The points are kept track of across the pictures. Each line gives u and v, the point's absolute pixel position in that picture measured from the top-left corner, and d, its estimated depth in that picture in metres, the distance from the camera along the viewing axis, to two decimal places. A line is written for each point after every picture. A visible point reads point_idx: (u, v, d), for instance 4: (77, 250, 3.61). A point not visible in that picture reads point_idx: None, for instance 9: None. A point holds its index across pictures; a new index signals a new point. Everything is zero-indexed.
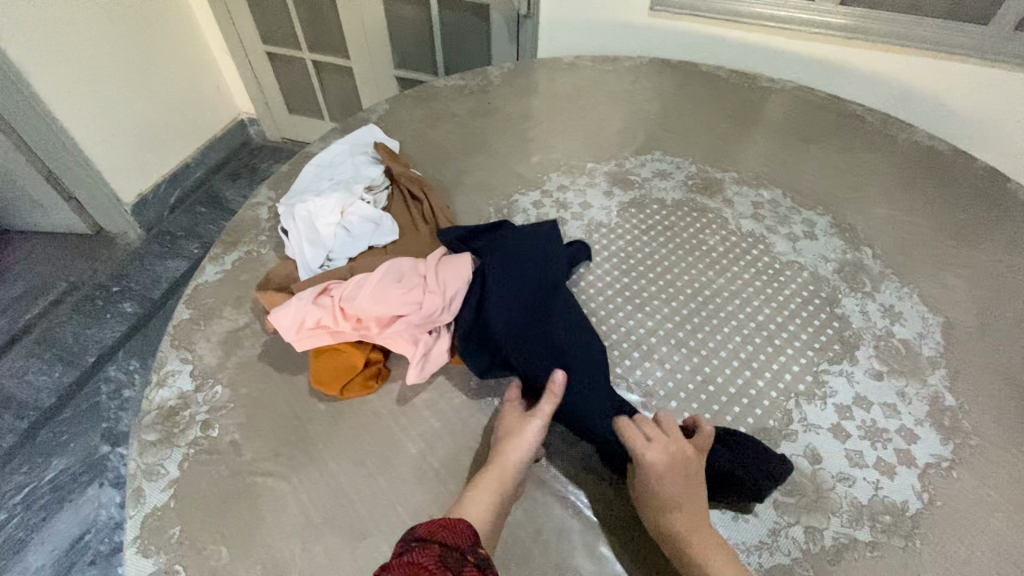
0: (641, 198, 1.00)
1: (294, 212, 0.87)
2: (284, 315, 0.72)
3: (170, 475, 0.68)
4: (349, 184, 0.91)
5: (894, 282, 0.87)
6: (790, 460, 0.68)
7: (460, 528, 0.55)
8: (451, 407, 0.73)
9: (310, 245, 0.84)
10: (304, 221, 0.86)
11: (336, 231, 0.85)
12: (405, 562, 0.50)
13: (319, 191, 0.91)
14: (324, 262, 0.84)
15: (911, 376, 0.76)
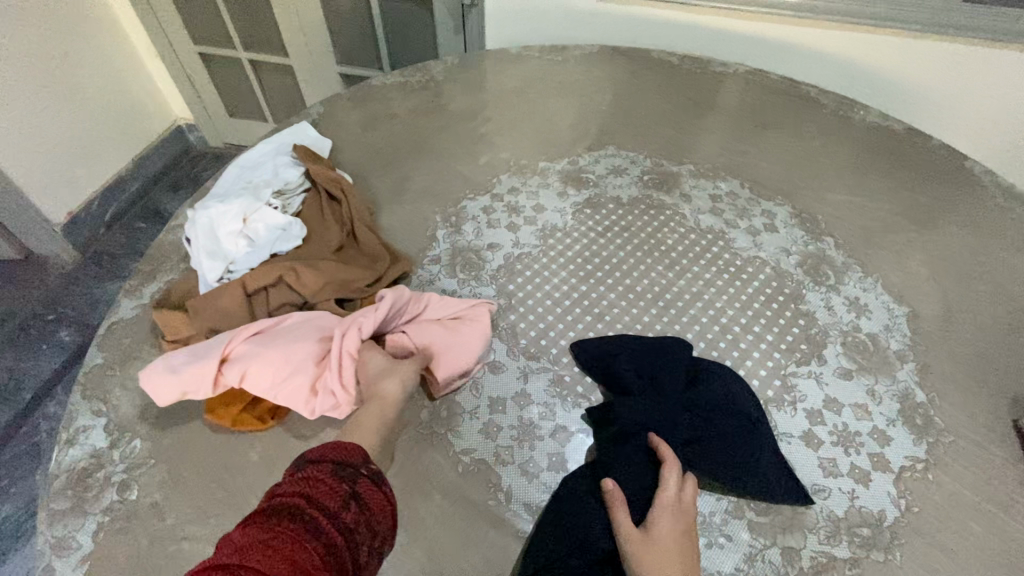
0: (597, 198, 0.95)
1: (195, 218, 0.79)
2: (180, 393, 0.65)
3: (83, 549, 0.60)
4: (259, 187, 0.82)
5: (857, 273, 0.84)
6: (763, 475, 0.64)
7: (350, 448, 0.55)
8: (401, 446, 0.67)
9: (208, 256, 0.77)
10: (205, 229, 0.79)
11: (238, 240, 0.78)
12: (297, 482, 0.51)
13: (227, 194, 0.83)
14: (224, 275, 0.77)
15: (880, 373, 0.73)
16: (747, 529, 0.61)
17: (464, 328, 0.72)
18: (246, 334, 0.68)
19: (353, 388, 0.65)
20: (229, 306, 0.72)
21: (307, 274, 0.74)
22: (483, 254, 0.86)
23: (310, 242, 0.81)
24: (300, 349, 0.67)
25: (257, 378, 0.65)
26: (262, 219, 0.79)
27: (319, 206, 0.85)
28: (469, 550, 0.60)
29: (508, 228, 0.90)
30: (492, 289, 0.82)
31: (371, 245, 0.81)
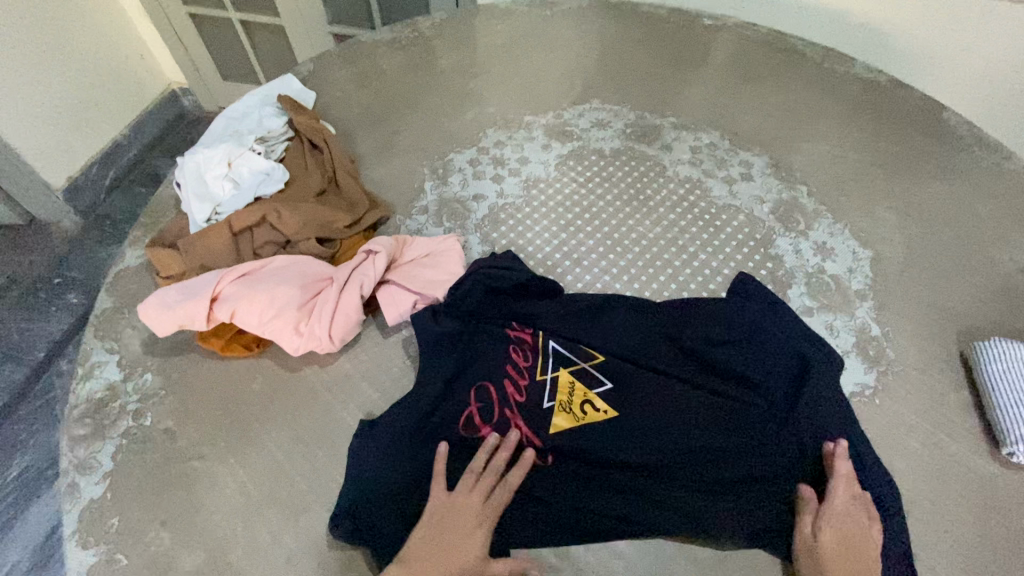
0: (580, 149, 0.97)
1: (184, 164, 0.84)
2: (169, 325, 0.69)
3: (104, 467, 0.67)
4: (243, 136, 0.86)
5: (826, 219, 0.88)
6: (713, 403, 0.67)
7: None
8: (390, 377, 0.73)
9: (197, 198, 0.82)
10: (193, 174, 0.83)
11: (224, 184, 0.83)
12: None
13: (214, 142, 0.87)
14: (211, 216, 0.81)
15: (839, 310, 0.78)
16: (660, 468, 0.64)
17: (440, 261, 0.78)
18: (234, 275, 0.71)
19: (336, 329, 0.69)
20: (215, 244, 0.76)
21: (289, 214, 0.78)
22: (469, 204, 0.90)
23: (294, 186, 0.85)
24: (285, 292, 0.70)
25: (245, 316, 0.69)
26: (246, 163, 0.83)
27: (303, 154, 0.89)
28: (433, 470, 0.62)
29: (493, 179, 0.93)
30: (477, 236, 0.86)
31: (350, 190, 0.85)
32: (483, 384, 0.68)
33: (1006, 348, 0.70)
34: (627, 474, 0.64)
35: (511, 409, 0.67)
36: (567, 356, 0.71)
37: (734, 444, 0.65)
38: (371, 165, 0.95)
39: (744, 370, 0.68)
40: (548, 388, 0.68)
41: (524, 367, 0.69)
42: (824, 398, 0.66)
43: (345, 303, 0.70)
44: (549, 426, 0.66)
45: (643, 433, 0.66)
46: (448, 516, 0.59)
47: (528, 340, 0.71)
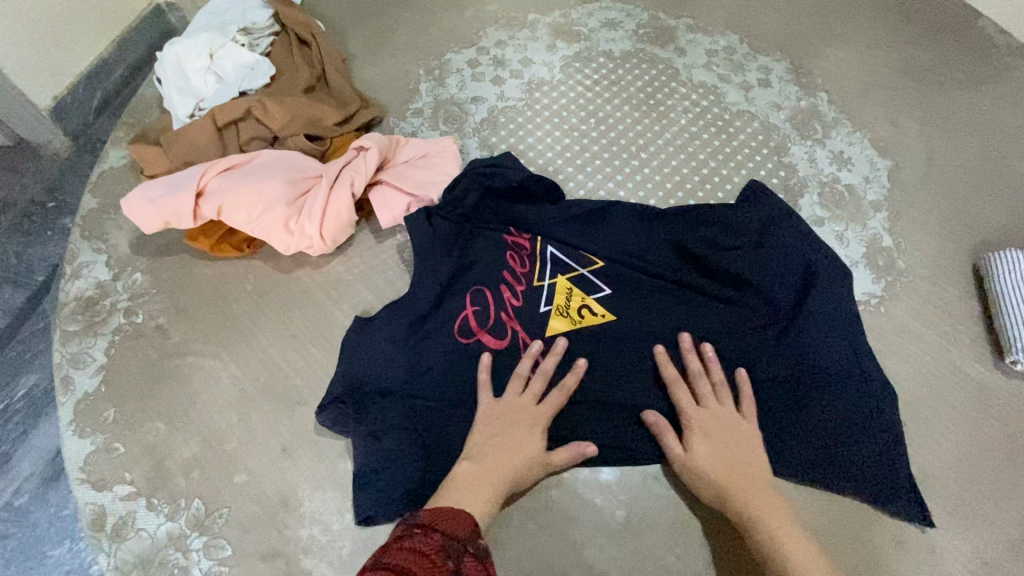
0: (587, 51, 0.90)
1: (163, 55, 0.78)
2: (152, 220, 0.66)
3: (98, 362, 0.67)
4: (224, 26, 0.80)
5: (846, 128, 0.83)
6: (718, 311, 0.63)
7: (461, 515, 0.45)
8: (385, 280, 0.71)
9: (179, 92, 0.77)
10: (173, 65, 0.78)
11: (207, 77, 0.78)
12: (404, 547, 0.41)
13: (193, 32, 0.81)
14: (195, 112, 0.77)
15: (851, 221, 0.75)
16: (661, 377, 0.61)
17: (434, 163, 0.73)
18: (219, 169, 0.67)
19: (327, 227, 0.67)
20: (199, 137, 0.73)
21: (276, 109, 0.74)
22: (468, 107, 0.85)
23: (281, 82, 0.80)
24: (273, 187, 0.66)
25: (232, 211, 0.66)
26: (230, 56, 0.78)
27: (289, 50, 0.82)
28: (428, 367, 0.60)
29: (493, 82, 0.87)
30: (475, 141, 0.82)
31: (341, 88, 0.80)
32: (478, 287, 0.63)
33: (1019, 260, 0.68)
34: (628, 383, 0.61)
35: (506, 313, 0.63)
36: (567, 263, 0.66)
37: (735, 350, 0.62)
38: (363, 65, 0.89)
39: (748, 275, 0.64)
40: (546, 292, 0.64)
41: (522, 270, 0.65)
42: (827, 302, 0.63)
43: (336, 202, 0.67)
44: (545, 330, 0.62)
45: (643, 340, 0.62)
46: (507, 412, 0.57)
47: (526, 244, 0.67)
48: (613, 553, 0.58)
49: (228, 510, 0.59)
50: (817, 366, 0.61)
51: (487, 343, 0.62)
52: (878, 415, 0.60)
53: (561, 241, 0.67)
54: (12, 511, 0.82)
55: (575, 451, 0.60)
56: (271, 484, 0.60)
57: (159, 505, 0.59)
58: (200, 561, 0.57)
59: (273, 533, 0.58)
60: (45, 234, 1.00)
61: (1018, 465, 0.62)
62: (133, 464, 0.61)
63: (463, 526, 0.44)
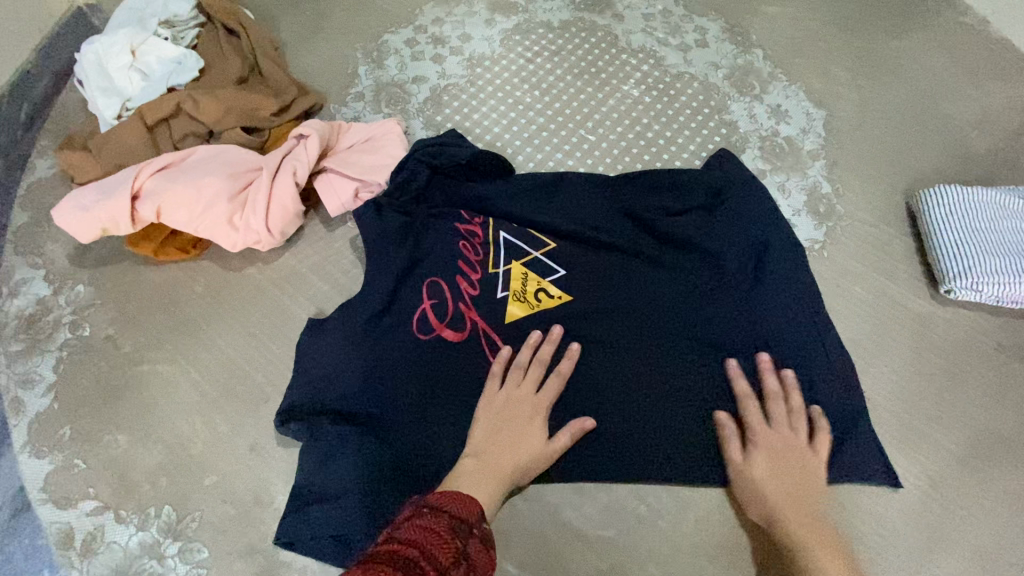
0: (526, 23, 0.89)
1: (81, 55, 0.75)
2: (85, 227, 0.63)
3: (47, 379, 0.64)
4: (144, 20, 0.77)
5: (781, 82, 0.85)
6: (676, 272, 0.64)
7: (469, 498, 0.43)
8: (340, 269, 0.70)
9: (103, 93, 0.74)
10: (93, 66, 0.74)
11: (131, 76, 0.74)
12: (414, 526, 0.38)
13: (111, 29, 0.77)
14: (122, 112, 0.74)
15: (792, 171, 0.78)
16: (623, 346, 0.61)
17: (379, 146, 0.72)
18: (153, 169, 0.65)
19: (274, 220, 0.65)
20: (130, 139, 0.70)
21: (208, 102, 0.71)
22: (409, 88, 0.83)
23: (211, 75, 0.77)
24: (210, 184, 0.64)
25: (172, 211, 0.64)
26: (154, 50, 0.75)
27: (216, 39, 0.79)
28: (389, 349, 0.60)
29: (434, 60, 0.86)
30: (421, 121, 0.81)
31: (275, 77, 0.78)
32: (433, 280, 0.62)
33: (949, 194, 0.71)
34: (591, 352, 0.60)
35: (465, 303, 0.61)
36: (521, 246, 0.64)
37: (695, 308, 0.62)
38: (297, 52, 0.87)
39: (698, 239, 0.65)
40: (501, 279, 0.62)
41: (478, 258, 0.63)
42: (776, 260, 0.65)
43: (279, 193, 0.65)
44: (504, 317, 0.61)
45: (604, 308, 0.62)
46: (507, 409, 0.56)
47: (479, 232, 0.65)
48: (587, 511, 0.60)
49: (201, 514, 0.58)
50: (772, 323, 0.62)
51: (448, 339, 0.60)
52: (828, 360, 0.62)
53: (511, 214, 0.67)
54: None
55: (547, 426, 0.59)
56: (243, 483, 0.60)
57: (128, 516, 0.58)
58: (178, 566, 0.56)
59: (250, 530, 0.58)
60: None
61: (955, 386, 0.66)
62: (96, 478, 0.60)
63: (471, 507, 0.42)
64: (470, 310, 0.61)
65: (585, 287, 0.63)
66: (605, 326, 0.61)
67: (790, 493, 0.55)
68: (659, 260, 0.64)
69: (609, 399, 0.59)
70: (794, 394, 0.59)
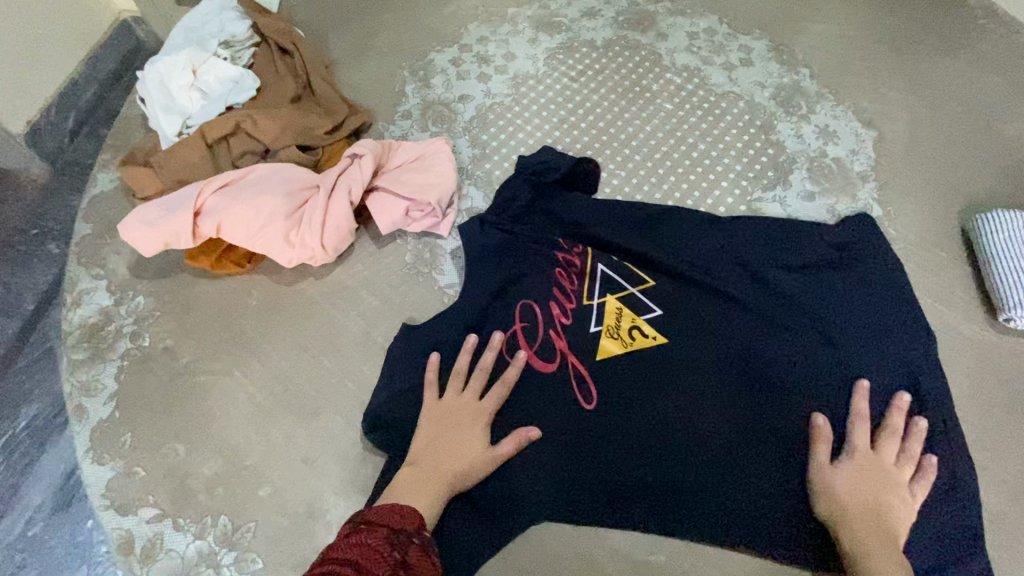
0: (569, 42, 0.90)
1: (144, 75, 0.78)
2: (144, 239, 0.65)
3: (109, 387, 0.67)
4: (204, 41, 0.80)
5: (829, 102, 0.84)
6: (745, 297, 0.63)
7: (403, 509, 0.45)
8: (389, 284, 0.71)
9: (165, 111, 0.76)
10: (155, 84, 0.77)
11: (191, 94, 0.77)
12: (348, 545, 0.40)
13: (172, 49, 0.80)
14: (182, 130, 0.77)
15: (841, 193, 0.77)
16: (694, 372, 0.60)
17: (428, 165, 0.73)
18: (215, 187, 0.67)
19: (330, 237, 0.67)
20: (191, 155, 0.72)
21: (266, 120, 0.73)
22: (455, 106, 0.85)
23: (266, 93, 0.79)
24: (266, 201, 0.66)
25: (232, 227, 0.66)
26: (213, 70, 0.78)
27: (270, 59, 0.82)
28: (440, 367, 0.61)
29: (479, 79, 0.87)
30: (467, 139, 0.82)
31: (327, 97, 0.80)
32: (527, 302, 0.64)
33: (1008, 219, 0.69)
34: (660, 378, 0.60)
35: (556, 333, 0.63)
36: (618, 284, 0.65)
37: (768, 337, 0.61)
38: (346, 70, 0.89)
39: (766, 269, 0.65)
40: (598, 312, 0.64)
41: (574, 291, 0.65)
42: (869, 309, 0.63)
43: (335, 210, 0.67)
44: (596, 351, 0.62)
45: (675, 335, 0.62)
46: (448, 417, 0.58)
47: (576, 262, 0.67)
48: (635, 535, 0.60)
49: (255, 524, 0.60)
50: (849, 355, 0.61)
51: (537, 367, 0.61)
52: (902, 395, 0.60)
53: (570, 236, 0.68)
54: (27, 541, 0.81)
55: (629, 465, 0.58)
56: (296, 496, 0.61)
57: (186, 524, 0.60)
58: (233, 575, 0.58)
59: (302, 542, 0.59)
60: (30, 261, 0.95)
61: (1014, 416, 0.64)
62: (155, 486, 0.62)
63: (405, 519, 0.45)
64: (565, 341, 0.62)
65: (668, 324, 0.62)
66: (672, 351, 0.61)
67: (870, 506, 0.53)
68: (728, 287, 0.64)
69: (681, 428, 0.59)
70: (898, 418, 0.58)
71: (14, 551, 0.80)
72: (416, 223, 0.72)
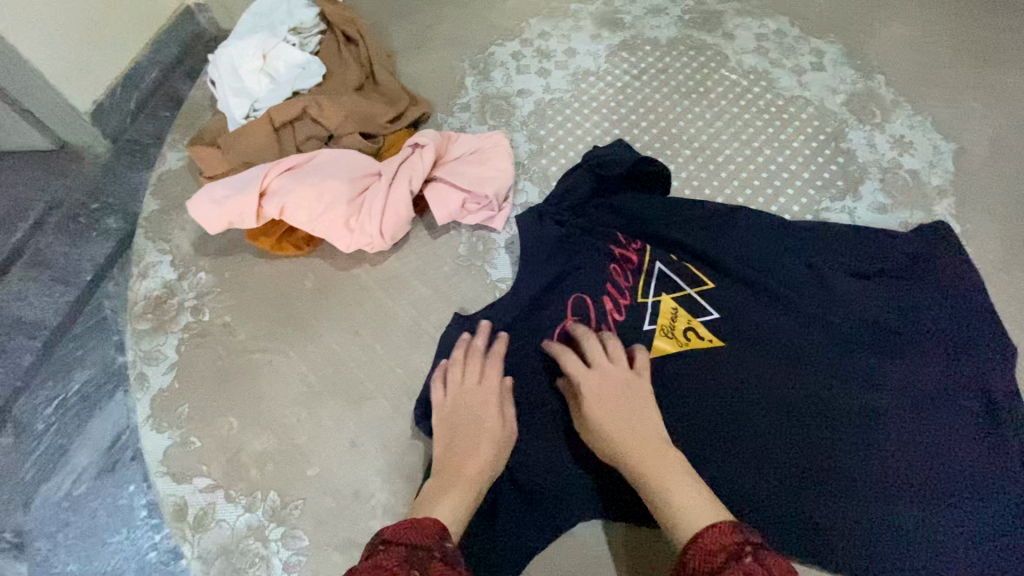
0: (632, 39, 0.89)
1: (216, 58, 0.80)
2: (211, 216, 0.67)
3: (170, 358, 0.69)
4: (273, 26, 0.81)
5: (905, 111, 0.80)
6: (818, 313, 0.62)
7: (427, 525, 0.42)
8: (441, 276, 0.71)
9: (234, 93, 0.78)
10: (226, 67, 0.79)
11: (259, 78, 0.79)
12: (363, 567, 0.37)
13: (242, 33, 0.82)
14: (249, 113, 0.78)
15: (915, 208, 0.73)
16: (764, 385, 0.58)
17: (488, 157, 0.73)
18: (281, 169, 0.68)
19: (387, 225, 0.68)
20: (257, 137, 0.74)
21: (331, 106, 0.75)
22: (514, 100, 0.84)
23: (331, 80, 0.81)
24: (329, 186, 0.67)
25: (294, 209, 0.67)
26: (281, 55, 0.79)
27: (336, 47, 0.83)
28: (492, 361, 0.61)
29: (539, 74, 0.87)
30: (524, 134, 0.82)
31: (389, 86, 0.81)
32: (580, 295, 0.64)
33: None
34: (728, 388, 0.58)
35: (608, 327, 0.63)
36: (673, 282, 0.65)
37: (839, 355, 0.60)
38: (407, 61, 0.89)
39: (841, 286, 0.63)
40: (651, 309, 0.63)
41: (628, 288, 0.65)
42: (961, 347, 0.61)
43: (394, 198, 0.68)
44: (649, 348, 0.61)
45: (747, 345, 0.60)
46: (451, 409, 0.56)
47: (634, 258, 0.66)
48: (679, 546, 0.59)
49: (302, 502, 0.61)
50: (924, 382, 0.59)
51: None
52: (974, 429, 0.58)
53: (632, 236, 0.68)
54: (73, 500, 0.86)
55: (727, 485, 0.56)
56: (342, 478, 0.62)
57: (237, 497, 0.61)
58: (280, 550, 0.59)
59: (347, 524, 0.60)
60: (89, 235, 0.99)
61: None
62: (209, 457, 0.63)
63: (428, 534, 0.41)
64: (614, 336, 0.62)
65: (748, 342, 0.60)
66: (740, 361, 0.59)
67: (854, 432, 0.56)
68: (802, 301, 0.62)
69: (745, 440, 0.56)
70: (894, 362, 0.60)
71: (60, 508, 0.85)
72: (471, 214, 0.72)
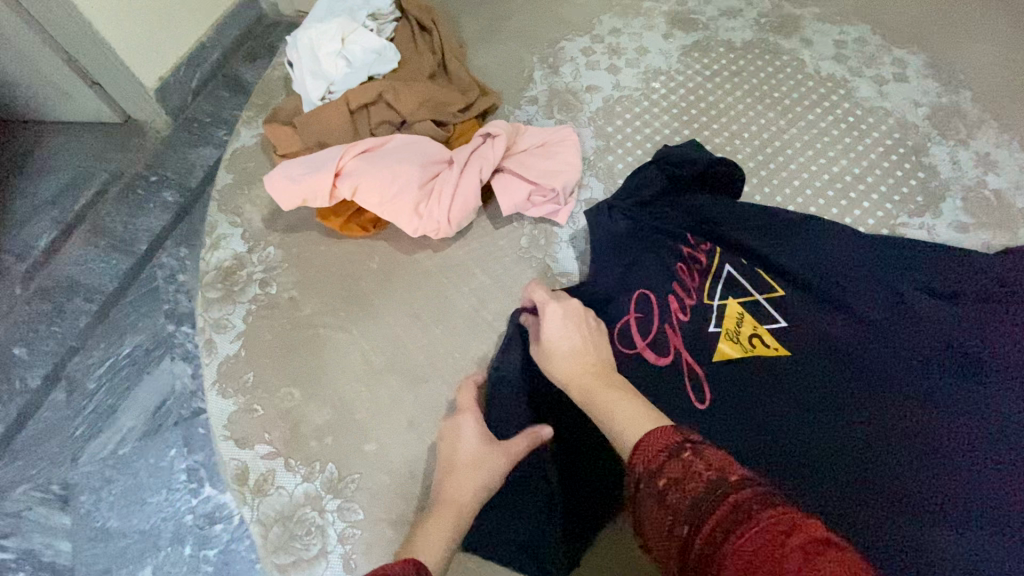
0: (705, 40, 0.87)
1: (296, 39, 0.82)
2: (284, 191, 0.69)
3: (236, 328, 0.71)
4: (352, 10, 0.83)
5: (992, 128, 0.77)
6: (882, 316, 0.59)
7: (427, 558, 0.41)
8: (503, 266, 0.72)
9: (311, 75, 0.80)
10: (305, 49, 0.81)
11: (337, 61, 0.80)
12: None
13: (321, 16, 0.84)
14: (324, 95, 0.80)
15: (999, 229, 0.70)
16: (822, 382, 0.55)
17: (557, 151, 0.73)
18: (357, 151, 0.70)
19: (456, 212, 0.68)
20: (333, 119, 0.76)
21: (407, 93, 0.76)
22: (582, 96, 0.84)
23: (405, 67, 0.82)
24: (400, 171, 0.69)
25: (366, 191, 0.68)
26: (359, 40, 0.81)
27: (410, 35, 0.85)
28: None
29: (608, 70, 0.86)
30: (592, 130, 0.81)
31: (460, 75, 0.82)
32: (645, 294, 0.64)
33: None
34: (780, 383, 0.56)
35: (671, 328, 0.62)
36: (741, 287, 0.63)
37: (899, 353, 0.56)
38: (476, 51, 0.90)
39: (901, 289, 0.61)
40: (716, 313, 0.62)
41: (693, 289, 0.64)
42: None
43: (465, 186, 0.69)
44: (713, 353, 0.60)
45: (801, 344, 0.58)
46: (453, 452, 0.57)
47: (702, 260, 0.66)
48: None
49: (358, 477, 0.62)
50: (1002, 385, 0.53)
51: (648, 359, 0.61)
52: None
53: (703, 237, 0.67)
54: (118, 459, 0.96)
55: (824, 490, 0.48)
56: (398, 456, 0.63)
57: (296, 466, 0.63)
58: (335, 522, 0.60)
59: (401, 502, 0.61)
60: (147, 206, 1.10)
61: None
62: (271, 425, 0.65)
63: None
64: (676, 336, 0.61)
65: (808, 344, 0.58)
66: (805, 363, 0.57)
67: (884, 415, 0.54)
68: (865, 305, 0.60)
69: (803, 435, 0.52)
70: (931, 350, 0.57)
71: (106, 465, 0.96)
72: (536, 207, 0.72)
